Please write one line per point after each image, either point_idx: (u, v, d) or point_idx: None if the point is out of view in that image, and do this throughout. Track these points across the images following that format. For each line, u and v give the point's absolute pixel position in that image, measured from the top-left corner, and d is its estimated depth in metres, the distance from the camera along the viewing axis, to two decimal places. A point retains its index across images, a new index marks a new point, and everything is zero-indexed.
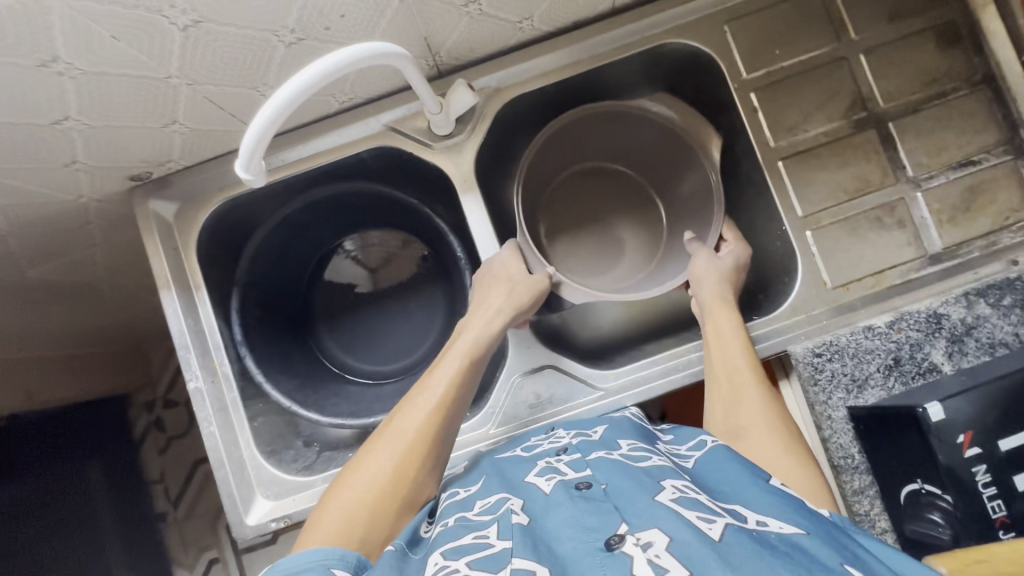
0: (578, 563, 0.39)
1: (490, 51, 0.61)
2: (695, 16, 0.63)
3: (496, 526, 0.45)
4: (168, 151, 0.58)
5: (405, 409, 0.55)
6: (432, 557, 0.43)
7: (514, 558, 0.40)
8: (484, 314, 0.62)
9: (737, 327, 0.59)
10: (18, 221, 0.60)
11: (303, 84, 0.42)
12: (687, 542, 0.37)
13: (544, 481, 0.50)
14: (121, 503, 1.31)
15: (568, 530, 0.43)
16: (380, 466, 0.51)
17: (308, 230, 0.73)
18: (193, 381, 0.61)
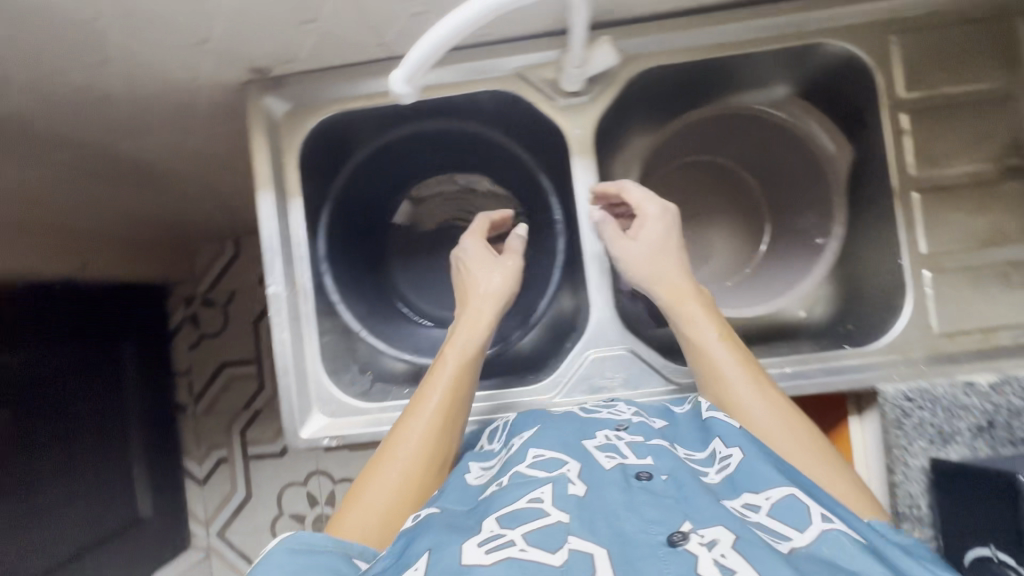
0: (639, 550, 0.40)
1: (640, 14, 0.57)
2: (865, 19, 0.58)
3: (551, 490, 0.45)
4: (295, 51, 0.57)
5: (409, 419, 0.57)
6: (487, 522, 0.43)
7: (571, 538, 0.41)
8: (474, 312, 0.63)
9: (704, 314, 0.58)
10: (135, 91, 0.59)
11: (480, 10, 0.39)
12: (753, 542, 0.39)
13: (604, 457, 0.49)
14: (146, 385, 1.37)
15: (627, 512, 0.43)
16: (394, 478, 0.54)
17: (407, 160, 0.73)
18: (273, 286, 0.61)
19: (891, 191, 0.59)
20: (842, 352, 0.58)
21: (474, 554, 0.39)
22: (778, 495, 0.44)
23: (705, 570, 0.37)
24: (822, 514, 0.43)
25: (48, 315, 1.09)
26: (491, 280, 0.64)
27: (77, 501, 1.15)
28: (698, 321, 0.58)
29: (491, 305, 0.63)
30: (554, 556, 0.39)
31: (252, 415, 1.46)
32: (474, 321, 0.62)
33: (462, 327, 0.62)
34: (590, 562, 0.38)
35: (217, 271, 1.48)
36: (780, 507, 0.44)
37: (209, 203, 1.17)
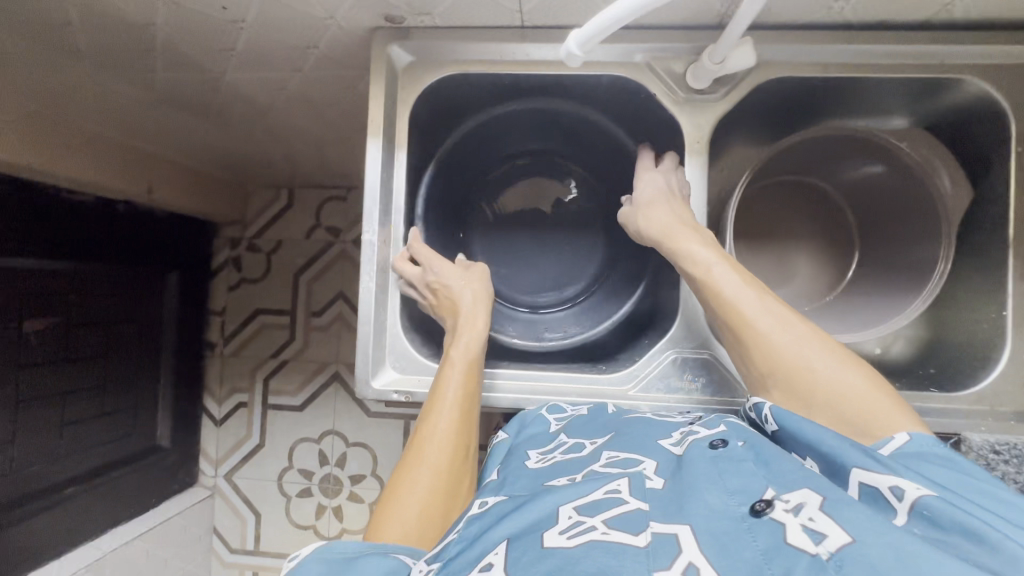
0: (726, 525, 0.38)
1: (783, 21, 0.56)
2: (1011, 63, 0.57)
3: (628, 483, 0.43)
4: (434, 5, 0.56)
5: (432, 417, 0.57)
6: (562, 510, 0.41)
7: (652, 522, 0.38)
8: (469, 322, 0.62)
9: (701, 249, 0.56)
10: (266, 20, 0.59)
11: None
12: (842, 503, 0.37)
13: (676, 445, 0.49)
14: (184, 317, 1.38)
15: (709, 484, 0.41)
16: (429, 475, 0.54)
17: (506, 135, 0.75)
18: (369, 234, 0.61)
19: (1005, 240, 0.58)
20: (930, 394, 0.57)
21: (556, 539, 0.37)
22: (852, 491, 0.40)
23: (794, 539, 0.35)
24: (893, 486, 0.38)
25: (102, 231, 1.10)
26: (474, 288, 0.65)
27: (102, 418, 1.17)
28: (692, 250, 0.57)
29: (483, 308, 0.65)
30: (637, 537, 0.37)
31: (277, 364, 1.46)
32: (472, 322, 0.63)
33: (463, 329, 0.62)
34: (676, 543, 0.36)
35: (267, 219, 1.47)
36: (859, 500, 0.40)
37: (277, 149, 1.17)
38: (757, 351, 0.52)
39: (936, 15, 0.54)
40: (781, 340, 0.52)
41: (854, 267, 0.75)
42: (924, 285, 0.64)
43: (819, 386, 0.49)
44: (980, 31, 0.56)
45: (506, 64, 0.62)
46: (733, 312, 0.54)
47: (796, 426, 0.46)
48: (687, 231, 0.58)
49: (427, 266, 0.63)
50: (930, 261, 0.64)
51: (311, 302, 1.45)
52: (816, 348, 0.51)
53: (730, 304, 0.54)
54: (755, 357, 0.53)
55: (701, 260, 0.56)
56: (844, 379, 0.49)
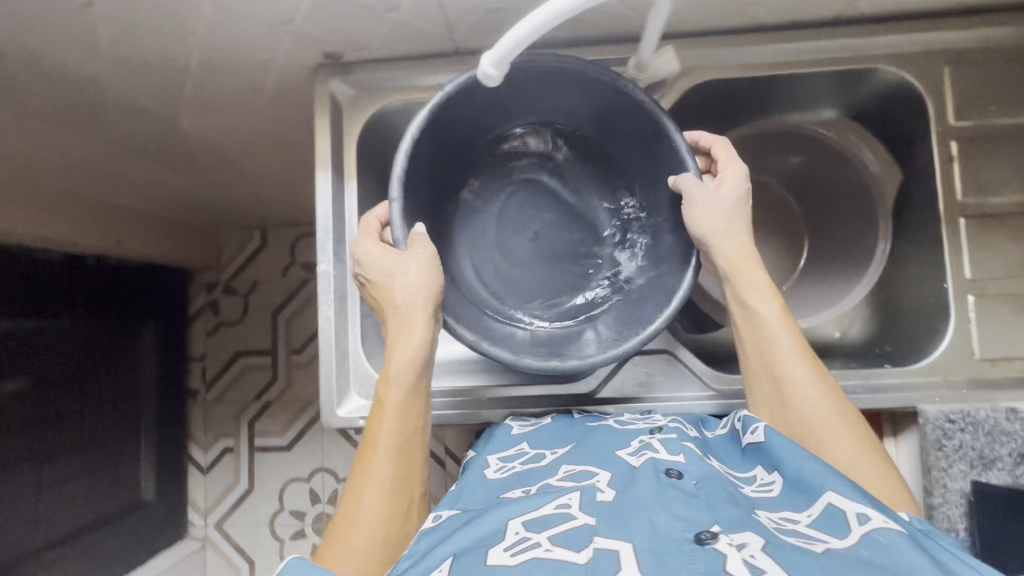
0: (665, 541, 0.39)
1: (704, 28, 0.59)
2: (921, 49, 0.60)
3: (579, 497, 0.45)
4: (369, 39, 0.59)
5: (366, 458, 0.54)
6: (510, 525, 0.42)
7: (597, 537, 0.40)
8: (404, 331, 0.55)
9: (768, 293, 0.57)
10: (210, 67, 0.62)
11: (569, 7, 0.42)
12: (783, 546, 0.38)
13: (635, 456, 0.50)
14: (163, 366, 1.37)
15: (657, 506, 0.43)
16: (368, 525, 0.50)
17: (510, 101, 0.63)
18: (324, 264, 0.62)
19: (937, 214, 0.60)
20: (885, 372, 0.58)
21: (500, 555, 0.38)
22: (818, 509, 0.43)
23: (735, 568, 0.35)
24: (860, 513, 0.41)
25: (71, 286, 1.09)
26: (417, 275, 0.55)
27: (84, 477, 1.15)
28: (753, 288, 0.57)
29: (426, 304, 0.56)
30: (579, 554, 0.38)
31: (262, 406, 1.44)
32: (408, 327, 0.55)
33: (396, 346, 0.56)
34: (617, 559, 0.37)
35: (242, 260, 1.48)
36: (822, 518, 0.43)
37: (246, 190, 1.19)
38: (788, 406, 0.54)
39: (843, 11, 0.57)
40: (807, 404, 0.53)
41: (803, 264, 0.75)
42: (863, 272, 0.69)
43: (833, 454, 0.51)
44: (887, 21, 0.59)
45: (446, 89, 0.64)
46: (771, 362, 0.56)
47: (781, 447, 0.49)
48: (757, 269, 0.58)
49: (354, 253, 0.58)
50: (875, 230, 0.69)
51: (291, 339, 1.45)
52: (839, 420, 0.52)
53: (771, 355, 0.56)
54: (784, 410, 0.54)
55: (758, 305, 0.57)
56: (862, 461, 0.50)
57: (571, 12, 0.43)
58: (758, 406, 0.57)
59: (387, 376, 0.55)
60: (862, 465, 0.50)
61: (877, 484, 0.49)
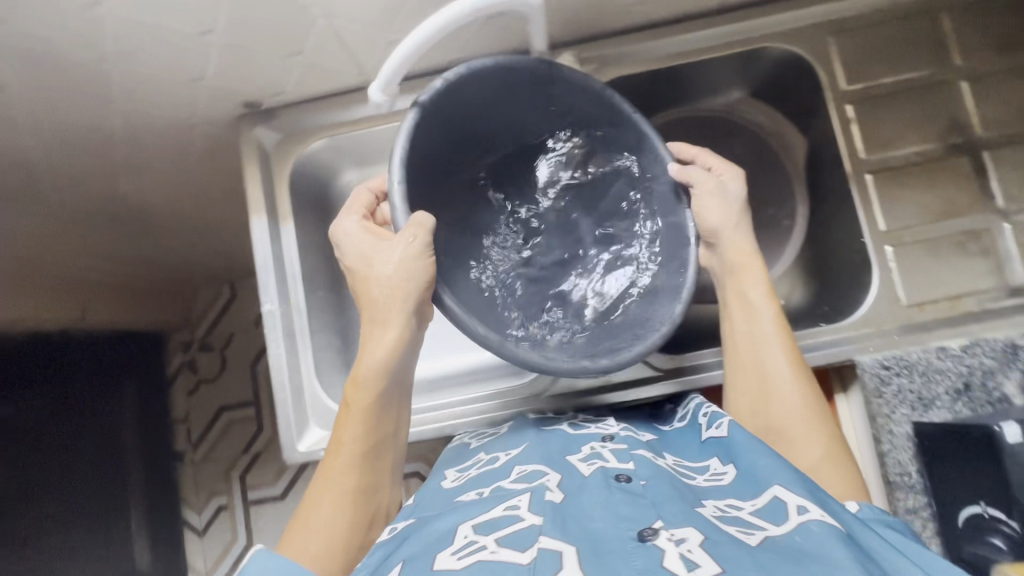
0: (608, 543, 0.40)
1: (600, 31, 0.63)
2: (803, 24, 0.63)
3: (529, 497, 0.46)
4: (284, 84, 0.61)
5: (329, 461, 0.55)
6: (460, 530, 0.43)
7: (542, 536, 0.41)
8: (383, 329, 0.54)
9: (766, 295, 0.58)
10: (138, 130, 0.64)
11: (443, 22, 0.45)
12: (720, 543, 0.39)
13: (586, 465, 0.51)
14: (146, 431, 1.35)
15: (602, 510, 0.44)
16: (324, 525, 0.52)
17: (508, 112, 0.61)
18: (269, 303, 0.64)
19: (846, 174, 0.64)
20: (817, 329, 0.61)
21: (446, 560, 0.40)
22: (763, 500, 0.45)
23: (670, 563, 0.37)
24: (800, 505, 0.43)
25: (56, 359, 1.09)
26: (395, 268, 0.52)
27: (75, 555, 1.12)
28: (748, 289, 0.59)
29: (402, 303, 0.53)
30: (523, 554, 0.39)
31: (250, 459, 1.43)
32: (381, 330, 0.55)
33: (369, 348, 0.55)
34: (559, 558, 0.38)
35: (215, 315, 1.49)
36: (766, 509, 0.45)
37: (208, 244, 1.20)
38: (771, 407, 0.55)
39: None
40: (787, 407, 0.55)
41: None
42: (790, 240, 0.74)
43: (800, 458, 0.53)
44: (765, 3, 0.63)
45: (367, 121, 0.67)
46: (757, 360, 0.57)
47: (742, 441, 0.51)
48: (758, 271, 0.59)
49: (342, 222, 0.58)
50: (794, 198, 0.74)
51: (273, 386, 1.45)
52: (814, 423, 0.54)
53: (756, 355, 0.57)
54: (764, 413, 0.56)
55: (757, 305, 0.58)
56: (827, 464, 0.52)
57: (445, 27, 0.45)
58: (738, 408, 0.58)
59: (353, 380, 0.54)
60: (825, 468, 0.52)
61: (835, 486, 0.51)
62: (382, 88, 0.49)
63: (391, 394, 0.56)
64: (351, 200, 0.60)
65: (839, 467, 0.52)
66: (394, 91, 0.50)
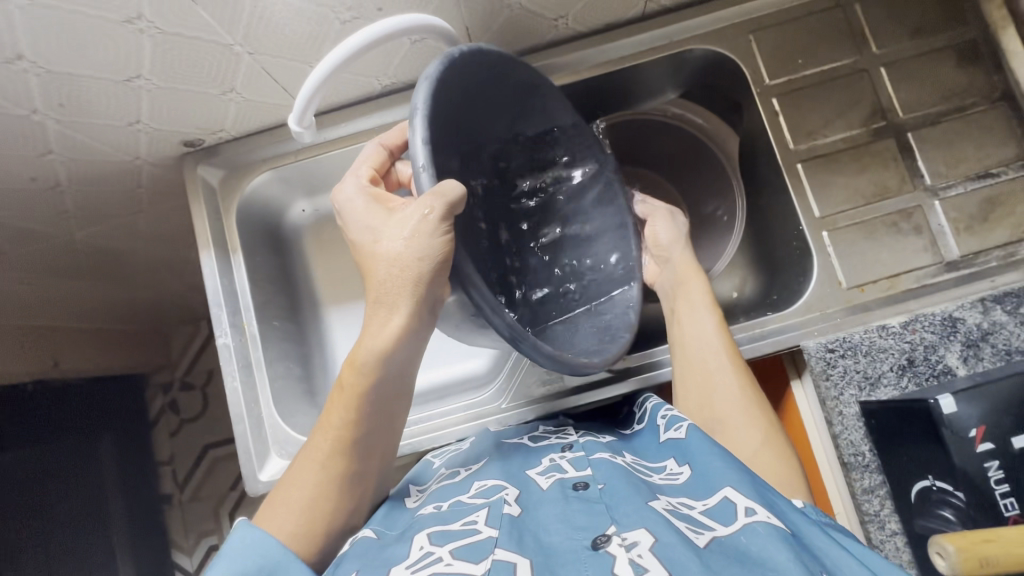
0: (561, 556, 0.39)
1: (528, 46, 0.65)
2: (722, 24, 0.66)
3: (486, 512, 0.45)
4: (222, 121, 0.63)
5: (317, 442, 0.51)
6: (416, 540, 0.43)
7: (497, 548, 0.40)
8: (384, 312, 0.49)
9: (703, 292, 0.61)
10: (82, 178, 0.65)
11: (350, 49, 0.47)
12: (671, 543, 0.37)
13: (544, 477, 0.50)
14: (130, 476, 1.33)
15: (557, 524, 0.42)
16: (296, 511, 0.49)
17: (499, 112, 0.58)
18: (222, 337, 0.64)
19: (779, 165, 0.65)
20: (763, 320, 0.62)
21: (400, 573, 0.39)
22: (713, 500, 0.44)
23: (621, 571, 0.36)
24: (748, 507, 0.41)
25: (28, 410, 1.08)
26: (404, 245, 0.47)
27: None
28: (693, 296, 0.61)
29: (412, 287, 0.48)
30: (476, 565, 0.38)
31: (238, 496, 1.41)
32: (390, 310, 0.49)
33: (372, 329, 0.50)
34: (512, 570, 0.38)
35: (194, 353, 1.48)
36: (715, 508, 0.43)
37: (179, 282, 1.21)
38: (716, 398, 0.56)
39: (641, 7, 0.63)
40: (728, 396, 0.55)
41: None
42: (734, 234, 0.75)
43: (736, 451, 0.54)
44: (685, 7, 0.65)
45: (310, 151, 0.68)
46: (701, 358, 0.58)
47: (696, 440, 0.50)
48: (701, 280, 0.62)
49: (343, 186, 0.53)
50: (734, 194, 0.75)
51: None
52: (755, 418, 0.54)
53: (700, 350, 0.58)
54: (712, 406, 0.56)
55: (697, 305, 0.60)
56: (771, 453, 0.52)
57: (349, 56, 0.47)
58: (685, 403, 0.58)
59: (354, 362, 0.50)
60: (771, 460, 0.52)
61: (774, 476, 0.51)
62: (300, 121, 0.51)
63: (388, 385, 0.51)
64: (360, 158, 0.55)
65: (780, 459, 0.52)
66: (313, 124, 0.52)
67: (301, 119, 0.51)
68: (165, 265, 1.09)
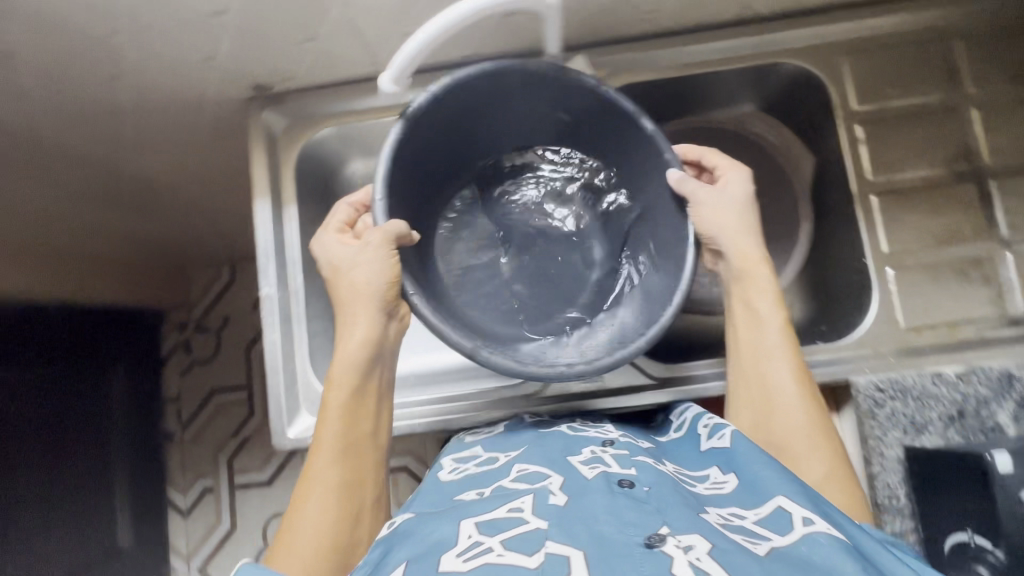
0: (615, 547, 0.39)
1: (614, 36, 0.63)
2: (817, 42, 0.64)
3: (532, 501, 0.45)
4: (296, 69, 0.61)
5: (314, 458, 0.57)
6: (464, 529, 0.43)
7: (548, 541, 0.40)
8: (350, 316, 0.59)
9: (771, 300, 0.59)
10: (145, 108, 0.64)
11: (431, 34, 0.46)
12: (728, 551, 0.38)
13: (589, 468, 0.50)
14: (137, 409, 1.34)
15: (606, 514, 0.43)
16: (315, 525, 0.53)
17: (514, 100, 0.61)
18: (267, 288, 0.64)
19: (852, 195, 0.64)
20: (816, 348, 0.60)
21: (452, 560, 0.39)
22: (767, 509, 0.43)
23: (680, 569, 0.36)
24: (805, 516, 0.41)
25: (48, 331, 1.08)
26: (364, 271, 0.57)
27: (57, 530, 1.10)
28: (755, 301, 0.59)
29: (370, 301, 0.58)
30: (530, 556, 0.38)
31: (239, 444, 1.42)
32: (353, 321, 0.59)
33: (341, 347, 0.59)
34: (567, 564, 0.37)
35: (213, 296, 1.48)
36: (769, 517, 0.43)
37: (208, 226, 1.20)
38: (775, 413, 0.55)
39: (737, 12, 0.61)
40: (791, 410, 0.55)
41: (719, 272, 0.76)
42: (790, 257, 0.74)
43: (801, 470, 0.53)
44: (781, 18, 0.63)
45: (377, 112, 0.67)
46: (763, 370, 0.57)
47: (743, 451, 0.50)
48: (765, 278, 0.59)
49: (319, 240, 0.62)
50: (800, 216, 0.73)
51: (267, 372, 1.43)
52: (818, 435, 0.53)
53: (763, 360, 0.57)
54: (772, 420, 0.55)
55: (762, 313, 0.58)
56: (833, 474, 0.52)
57: (434, 35, 0.46)
58: (740, 413, 0.58)
59: (331, 378, 0.58)
60: (829, 479, 0.51)
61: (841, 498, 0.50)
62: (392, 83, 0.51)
63: (364, 385, 0.59)
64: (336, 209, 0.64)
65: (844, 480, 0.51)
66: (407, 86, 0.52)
67: (392, 79, 0.51)
68: (199, 207, 1.08)
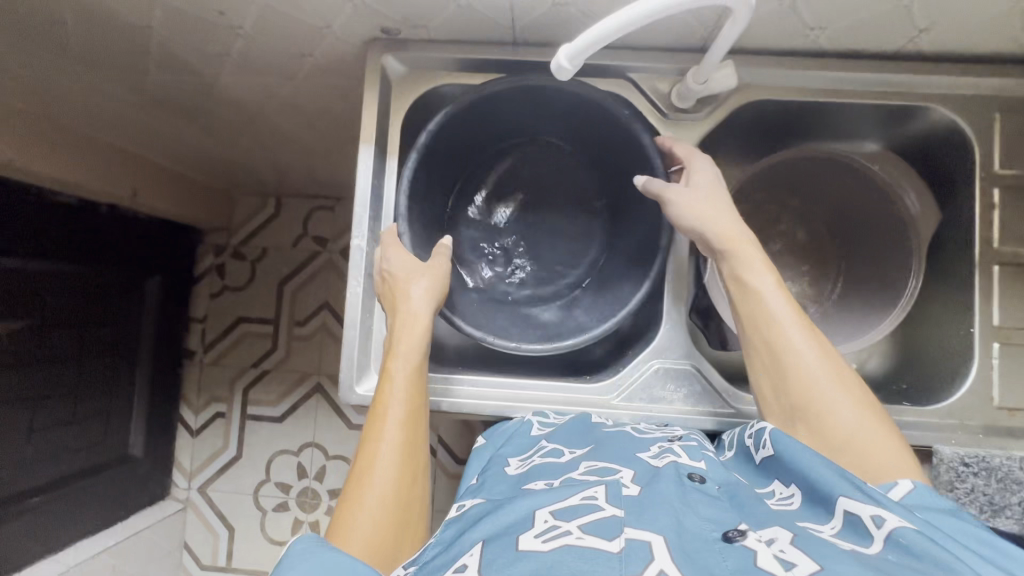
0: (692, 540, 0.39)
1: (765, 46, 0.59)
2: (972, 93, 0.60)
3: (604, 490, 0.45)
4: (430, 19, 0.58)
5: (376, 426, 0.55)
6: (538, 514, 0.42)
7: (626, 528, 0.39)
8: (411, 314, 0.59)
9: (763, 263, 0.55)
10: (264, 29, 0.61)
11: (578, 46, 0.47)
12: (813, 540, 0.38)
13: (657, 458, 0.50)
14: (166, 323, 1.33)
15: (683, 506, 0.43)
16: (382, 489, 0.52)
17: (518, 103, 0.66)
18: (358, 239, 0.62)
19: (971, 259, 0.61)
20: (902, 408, 0.59)
21: (531, 541, 0.38)
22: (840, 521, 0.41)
23: (764, 561, 0.36)
24: (874, 514, 0.40)
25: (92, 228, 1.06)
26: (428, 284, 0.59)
27: (74, 424, 1.11)
28: (747, 270, 0.55)
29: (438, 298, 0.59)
30: (609, 541, 0.38)
31: (257, 375, 1.40)
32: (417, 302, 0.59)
33: (406, 326, 0.59)
34: (648, 549, 0.37)
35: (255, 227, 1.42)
36: (848, 528, 0.40)
37: (265, 161, 1.16)
38: (791, 377, 0.52)
39: (901, 46, 0.58)
40: (807, 369, 0.52)
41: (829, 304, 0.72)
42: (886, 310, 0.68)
43: (838, 431, 0.49)
44: (941, 61, 0.59)
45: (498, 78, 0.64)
46: (767, 339, 0.54)
47: (791, 457, 0.47)
48: (752, 252, 0.56)
49: (384, 254, 0.60)
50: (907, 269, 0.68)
51: (295, 312, 1.40)
52: (842, 391, 0.51)
53: (767, 328, 0.54)
54: (791, 385, 0.52)
55: (755, 284, 0.55)
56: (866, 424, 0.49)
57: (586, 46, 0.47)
58: (759, 382, 0.55)
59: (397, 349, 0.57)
60: (865, 435, 0.49)
61: (884, 450, 0.48)
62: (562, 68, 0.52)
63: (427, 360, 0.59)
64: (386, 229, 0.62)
65: (879, 431, 0.49)
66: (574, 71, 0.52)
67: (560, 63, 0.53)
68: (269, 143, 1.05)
